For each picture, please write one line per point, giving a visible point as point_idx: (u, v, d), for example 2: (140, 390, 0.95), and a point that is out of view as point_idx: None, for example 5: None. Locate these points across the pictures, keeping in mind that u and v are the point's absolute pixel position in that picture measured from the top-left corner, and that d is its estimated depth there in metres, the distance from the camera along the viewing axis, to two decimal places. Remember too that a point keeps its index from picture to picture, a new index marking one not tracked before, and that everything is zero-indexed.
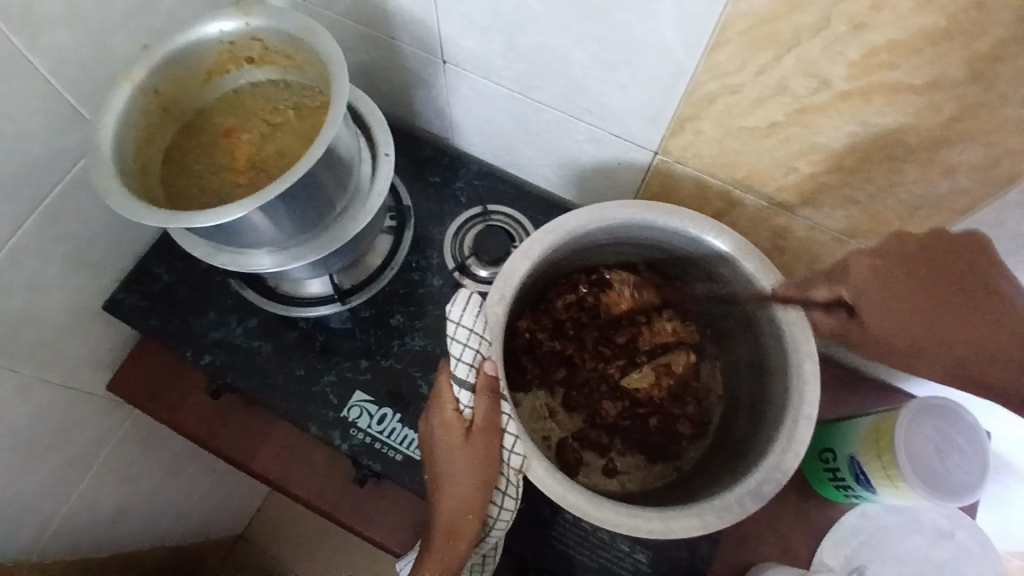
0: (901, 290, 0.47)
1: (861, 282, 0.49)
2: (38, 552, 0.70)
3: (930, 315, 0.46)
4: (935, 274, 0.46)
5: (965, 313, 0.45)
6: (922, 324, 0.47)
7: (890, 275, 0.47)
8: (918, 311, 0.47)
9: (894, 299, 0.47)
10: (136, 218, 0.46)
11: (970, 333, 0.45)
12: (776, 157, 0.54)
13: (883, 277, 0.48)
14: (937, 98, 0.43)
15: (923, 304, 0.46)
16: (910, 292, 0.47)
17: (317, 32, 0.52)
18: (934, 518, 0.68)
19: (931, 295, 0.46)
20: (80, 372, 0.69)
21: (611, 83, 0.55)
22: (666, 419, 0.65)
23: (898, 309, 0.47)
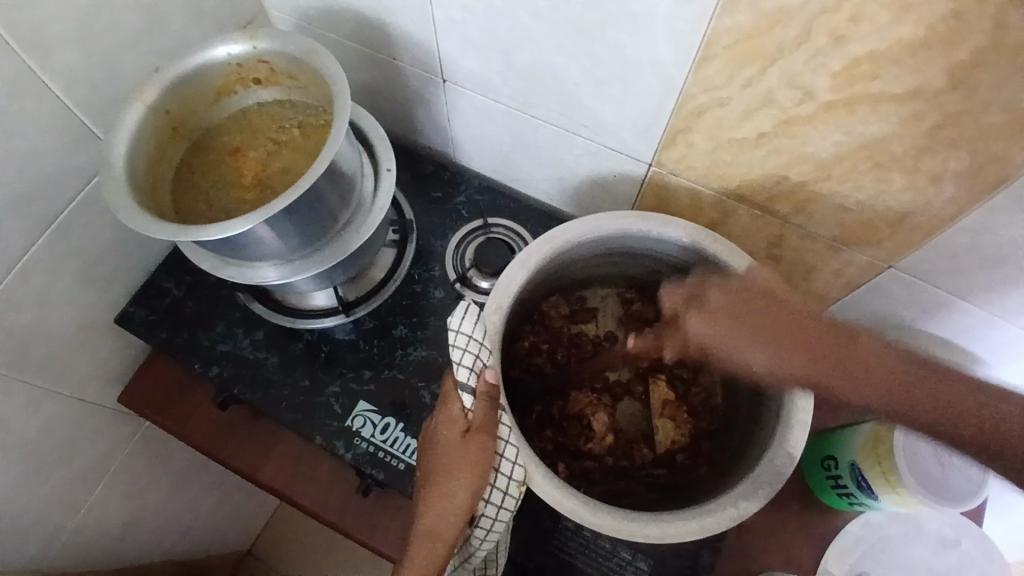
0: (737, 327, 0.54)
1: (701, 330, 0.56)
2: (46, 561, 0.71)
3: (767, 341, 0.53)
4: (753, 309, 0.54)
5: (793, 332, 0.52)
6: (766, 349, 0.53)
7: (727, 321, 0.54)
8: (756, 337, 0.53)
9: (747, 333, 0.54)
10: (145, 232, 0.48)
11: (811, 345, 0.52)
12: (768, 168, 0.55)
13: (723, 317, 0.55)
14: (919, 107, 0.44)
15: (754, 332, 0.53)
16: (748, 325, 0.54)
17: (321, 53, 0.55)
18: (939, 527, 0.67)
19: (763, 325, 0.53)
20: (90, 384, 0.70)
21: (603, 98, 0.57)
22: (664, 425, 0.66)
23: (735, 342, 0.54)
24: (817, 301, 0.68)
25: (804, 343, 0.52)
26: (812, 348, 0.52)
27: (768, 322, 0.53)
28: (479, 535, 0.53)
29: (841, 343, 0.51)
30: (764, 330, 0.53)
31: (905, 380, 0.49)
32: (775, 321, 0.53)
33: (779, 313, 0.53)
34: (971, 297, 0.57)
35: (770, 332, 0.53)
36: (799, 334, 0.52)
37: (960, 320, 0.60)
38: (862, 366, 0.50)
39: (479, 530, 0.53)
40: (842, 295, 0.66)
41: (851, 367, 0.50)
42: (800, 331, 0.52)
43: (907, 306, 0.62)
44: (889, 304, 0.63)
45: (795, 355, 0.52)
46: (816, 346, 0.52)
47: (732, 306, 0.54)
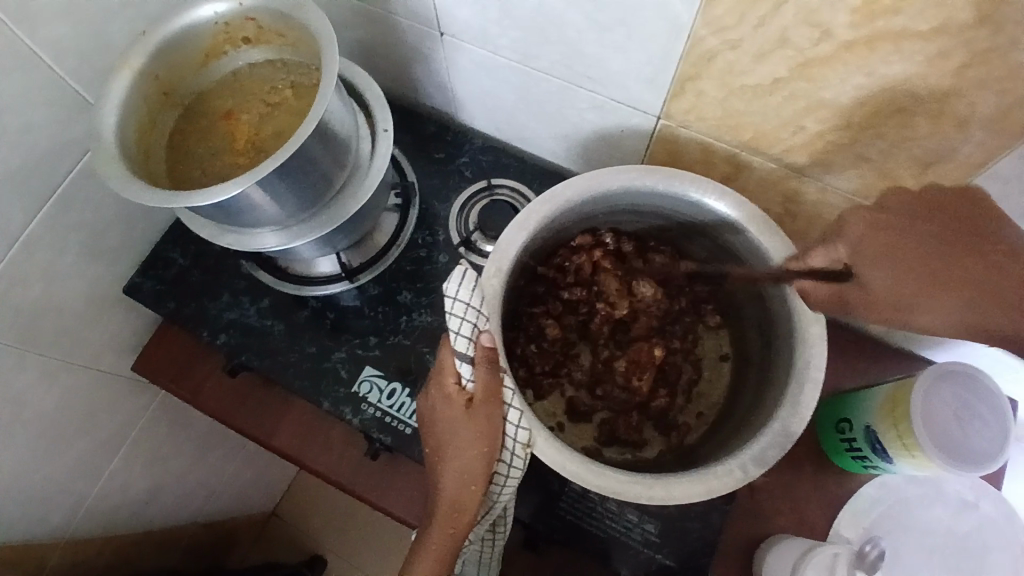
0: (898, 239, 0.48)
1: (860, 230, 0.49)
2: (70, 529, 0.73)
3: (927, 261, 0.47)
4: (950, 233, 0.47)
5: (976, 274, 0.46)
6: (916, 280, 0.48)
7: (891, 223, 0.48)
8: (916, 263, 0.48)
9: (904, 267, 0.48)
10: (138, 201, 0.47)
11: (979, 291, 0.46)
12: (782, 116, 0.52)
13: (880, 236, 0.49)
14: (945, 45, 0.41)
15: (919, 249, 0.48)
16: (903, 255, 0.48)
17: (308, 7, 0.52)
18: (958, 489, 0.67)
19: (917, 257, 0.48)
20: (104, 355, 0.71)
21: (607, 46, 0.53)
22: (639, 409, 0.64)
23: (891, 259, 0.48)
24: None
25: (970, 282, 0.46)
26: (982, 294, 0.46)
27: (945, 244, 0.47)
28: (496, 493, 0.54)
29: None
30: (909, 253, 0.48)
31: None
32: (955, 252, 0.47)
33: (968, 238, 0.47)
34: None
35: (927, 262, 0.48)
36: (962, 278, 0.47)
37: None
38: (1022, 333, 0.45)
39: (495, 488, 0.53)
40: None
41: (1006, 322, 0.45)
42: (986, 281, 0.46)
43: None
44: None
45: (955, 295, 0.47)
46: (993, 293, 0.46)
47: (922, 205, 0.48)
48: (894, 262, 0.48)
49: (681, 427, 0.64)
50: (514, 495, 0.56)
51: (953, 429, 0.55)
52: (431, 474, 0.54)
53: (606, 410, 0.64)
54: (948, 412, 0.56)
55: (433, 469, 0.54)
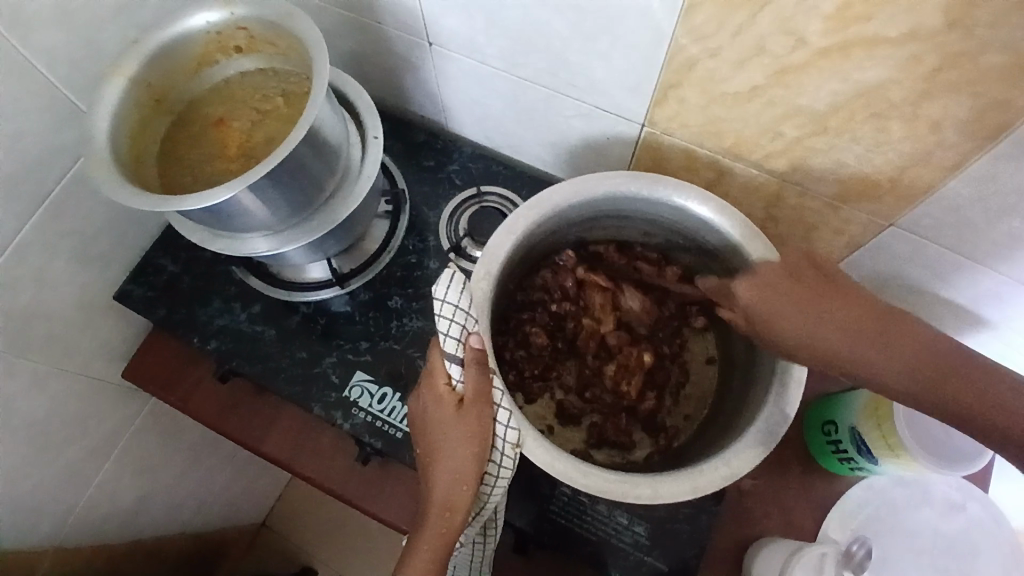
0: (777, 290, 0.52)
1: (744, 296, 0.53)
2: (59, 537, 0.73)
3: (804, 302, 0.50)
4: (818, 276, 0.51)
5: (845, 301, 0.50)
6: (806, 325, 0.50)
7: (768, 280, 0.52)
8: (798, 307, 0.50)
9: (788, 307, 0.51)
10: (130, 204, 0.48)
11: (850, 314, 0.49)
12: (762, 121, 0.53)
13: (764, 288, 0.52)
14: (917, 49, 0.42)
15: (795, 292, 0.51)
16: (785, 297, 0.51)
17: (297, 17, 0.54)
18: (945, 490, 0.68)
19: (796, 296, 0.51)
20: (95, 363, 0.71)
21: (591, 54, 0.55)
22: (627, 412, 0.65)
23: (780, 305, 0.51)
24: None
25: (843, 313, 0.49)
26: (852, 319, 0.49)
27: (812, 287, 0.51)
28: (487, 494, 0.54)
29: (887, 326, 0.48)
30: (784, 297, 0.51)
31: (934, 362, 0.45)
32: (817, 289, 0.51)
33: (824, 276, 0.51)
34: (977, 253, 0.55)
35: (807, 300, 0.50)
36: (839, 309, 0.50)
37: (965, 279, 0.58)
38: (904, 344, 0.47)
39: (485, 489, 0.54)
40: (846, 256, 0.64)
41: (882, 340, 0.47)
42: (852, 303, 0.49)
43: (913, 265, 0.60)
44: (896, 262, 0.61)
45: (840, 324, 0.49)
46: (860, 315, 0.49)
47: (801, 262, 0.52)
48: (776, 308, 0.51)
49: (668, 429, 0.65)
50: (505, 496, 0.56)
51: (943, 432, 0.57)
52: (421, 476, 0.54)
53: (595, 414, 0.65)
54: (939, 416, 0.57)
55: (424, 470, 0.54)
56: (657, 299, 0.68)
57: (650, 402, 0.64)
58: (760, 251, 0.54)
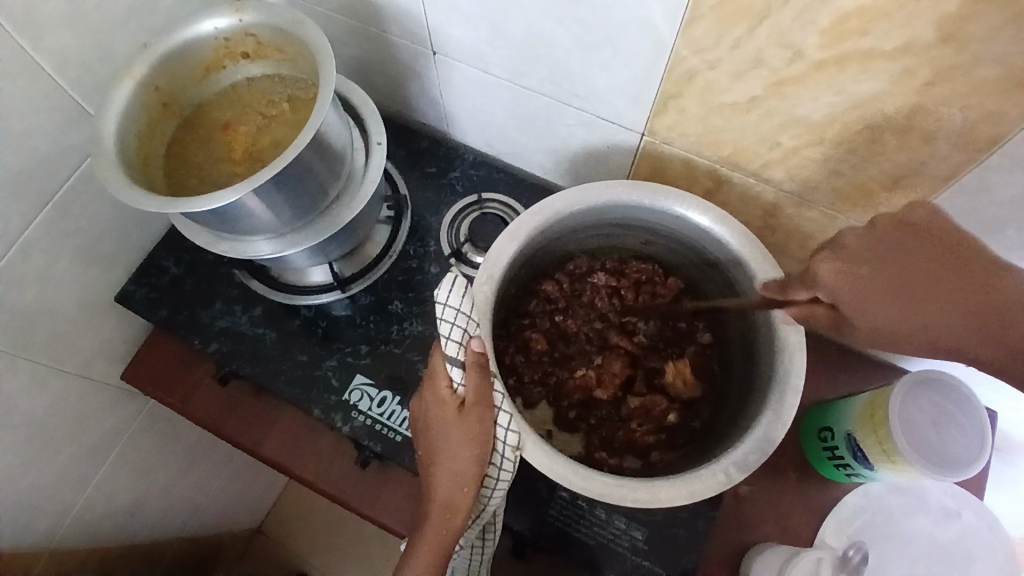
0: (876, 270, 0.45)
1: (832, 280, 0.46)
2: (54, 539, 0.73)
3: (905, 283, 0.44)
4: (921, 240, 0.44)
5: (942, 279, 0.44)
6: (904, 303, 0.44)
7: (858, 261, 0.45)
8: (900, 293, 0.44)
9: (878, 285, 0.45)
10: (136, 206, 0.48)
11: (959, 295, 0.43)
12: (760, 132, 0.55)
13: (850, 264, 0.45)
14: (911, 63, 0.43)
15: (890, 270, 0.45)
16: (875, 277, 0.45)
17: (306, 24, 0.55)
18: (939, 498, 0.69)
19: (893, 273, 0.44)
20: (95, 364, 0.72)
21: (593, 64, 0.56)
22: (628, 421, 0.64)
23: (882, 297, 0.44)
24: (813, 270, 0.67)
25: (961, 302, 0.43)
26: (968, 299, 0.43)
27: (915, 264, 0.44)
28: (487, 496, 0.55)
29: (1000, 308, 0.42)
30: (877, 274, 0.45)
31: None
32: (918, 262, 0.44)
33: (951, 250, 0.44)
34: None
35: (907, 276, 0.44)
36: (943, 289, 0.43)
37: None
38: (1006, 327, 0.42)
39: (486, 491, 0.54)
40: None
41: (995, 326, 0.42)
42: (953, 282, 0.43)
43: None
44: None
45: (937, 305, 0.44)
46: (981, 307, 0.43)
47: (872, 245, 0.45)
48: (865, 291, 0.45)
49: (670, 442, 0.64)
50: (505, 498, 0.57)
51: (932, 434, 0.57)
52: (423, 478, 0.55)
53: (595, 421, 0.65)
54: (930, 417, 0.58)
55: (425, 472, 0.55)
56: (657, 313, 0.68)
57: (650, 411, 0.64)
58: (760, 262, 0.55)
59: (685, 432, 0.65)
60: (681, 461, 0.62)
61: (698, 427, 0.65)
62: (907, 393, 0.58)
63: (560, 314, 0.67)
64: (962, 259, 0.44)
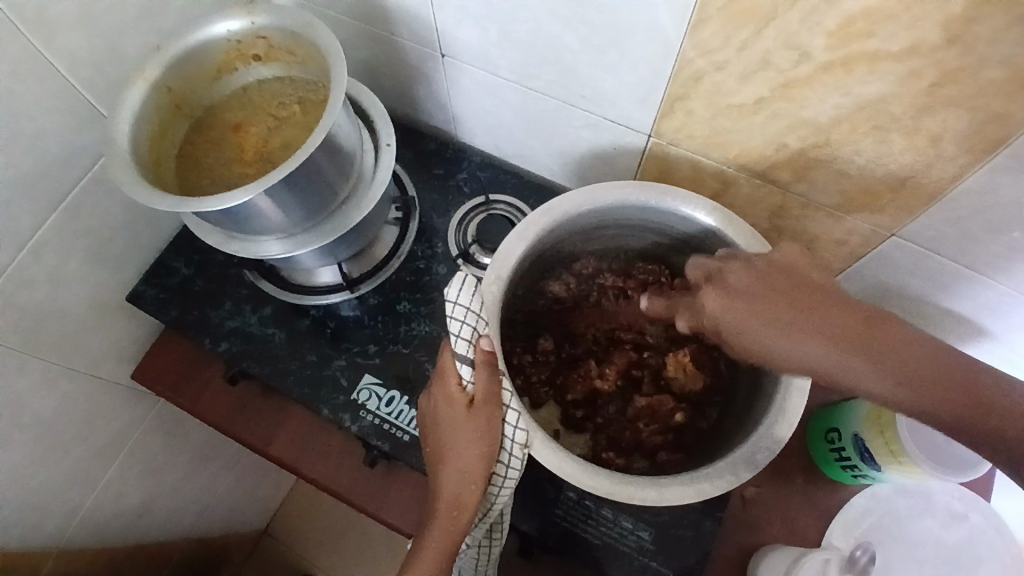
0: (754, 305, 0.49)
1: (716, 313, 0.51)
2: (63, 537, 0.73)
3: (791, 312, 0.47)
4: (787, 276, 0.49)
5: (796, 305, 0.47)
6: (767, 326, 0.48)
7: (741, 295, 0.50)
8: (775, 320, 0.48)
9: (749, 308, 0.49)
10: (150, 205, 0.49)
11: (821, 318, 0.46)
12: (767, 133, 0.55)
13: (739, 296, 0.50)
14: (918, 64, 0.43)
15: (771, 302, 0.48)
16: (762, 304, 0.48)
17: (318, 27, 0.55)
18: (947, 501, 0.69)
19: (772, 300, 0.48)
20: (105, 363, 0.72)
21: (601, 67, 0.57)
22: (637, 421, 0.64)
23: (757, 326, 0.48)
24: None
25: (831, 322, 0.46)
26: (831, 326, 0.45)
27: (805, 294, 0.48)
28: (495, 495, 0.55)
29: (869, 329, 0.44)
30: (761, 301, 0.49)
31: (933, 367, 0.42)
32: (798, 291, 0.48)
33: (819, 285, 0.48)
34: (978, 265, 0.56)
35: (768, 303, 0.48)
36: (806, 317, 0.47)
37: (966, 290, 0.60)
38: (882, 340, 0.44)
39: (493, 490, 0.55)
40: (847, 265, 0.65)
41: (870, 348, 0.44)
42: (809, 307, 0.47)
43: (913, 276, 0.62)
44: (895, 274, 0.63)
45: (807, 331, 0.46)
46: (853, 328, 0.45)
47: (756, 276, 0.50)
48: (745, 312, 0.49)
49: (679, 442, 0.64)
50: (512, 497, 0.57)
51: (944, 445, 0.58)
52: (431, 475, 0.55)
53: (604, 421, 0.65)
54: (942, 429, 0.58)
55: (432, 470, 0.55)
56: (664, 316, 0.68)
57: (660, 412, 0.65)
58: None
59: (693, 433, 0.64)
60: (688, 463, 0.61)
61: (707, 428, 0.65)
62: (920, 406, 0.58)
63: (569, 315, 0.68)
64: (818, 290, 0.48)
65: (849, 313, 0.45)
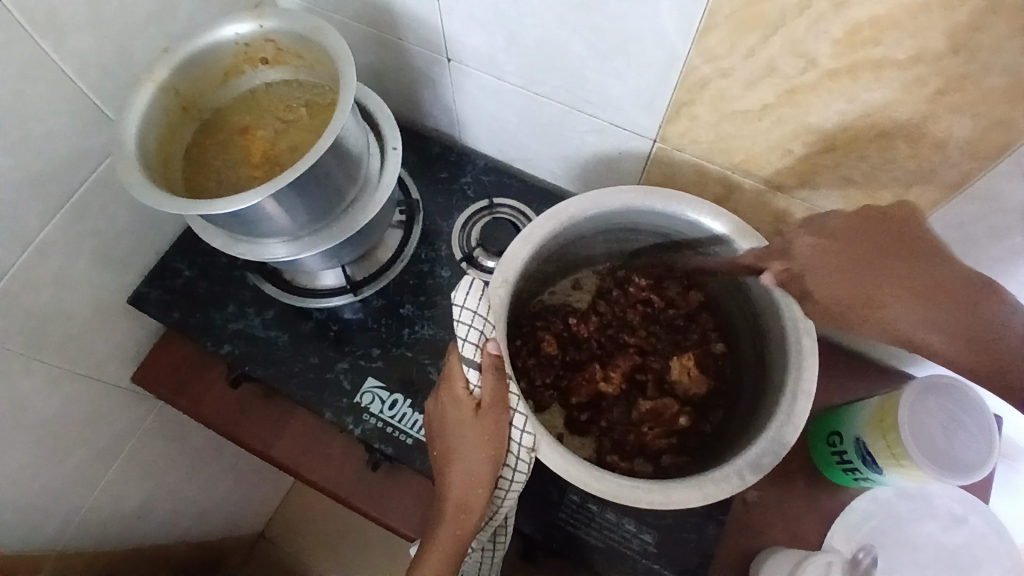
0: (843, 256, 0.50)
1: (805, 255, 0.52)
2: (62, 541, 0.73)
3: (888, 268, 0.49)
4: (902, 232, 0.49)
5: (898, 263, 0.49)
6: (856, 281, 0.50)
7: (838, 241, 0.51)
8: (864, 275, 0.50)
9: (839, 260, 0.51)
10: (158, 207, 0.49)
11: (915, 281, 0.48)
12: (771, 139, 0.55)
13: (831, 243, 0.51)
14: (922, 72, 0.44)
15: (871, 258, 0.50)
16: (852, 256, 0.50)
17: (327, 30, 0.55)
18: (947, 504, 0.69)
19: (870, 254, 0.50)
20: (107, 366, 0.72)
21: (608, 73, 0.57)
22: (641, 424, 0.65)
23: (842, 279, 0.50)
24: None
25: (922, 286, 0.48)
26: (923, 286, 0.48)
27: (910, 252, 0.49)
28: (501, 499, 0.55)
29: (955, 300, 0.47)
30: (852, 256, 0.50)
31: (1004, 350, 0.45)
32: (900, 251, 0.49)
33: (927, 245, 0.48)
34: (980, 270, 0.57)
35: (865, 258, 0.50)
36: (900, 276, 0.49)
37: None
38: (969, 313, 0.47)
39: (499, 494, 0.55)
40: None
41: (949, 316, 0.47)
42: (911, 268, 0.48)
43: None
44: None
45: (895, 292, 0.49)
46: (941, 298, 0.47)
47: (855, 227, 0.50)
48: (834, 262, 0.51)
49: (682, 445, 0.65)
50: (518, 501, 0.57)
51: (941, 440, 0.57)
52: (437, 479, 0.55)
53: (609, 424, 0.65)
54: (941, 424, 0.58)
55: (439, 474, 0.55)
56: (668, 323, 0.69)
57: (664, 415, 0.65)
58: None
59: (696, 436, 0.65)
60: (692, 466, 0.62)
61: (710, 431, 0.65)
62: (918, 395, 0.58)
63: (574, 317, 0.68)
64: (926, 251, 0.48)
65: (943, 277, 0.48)
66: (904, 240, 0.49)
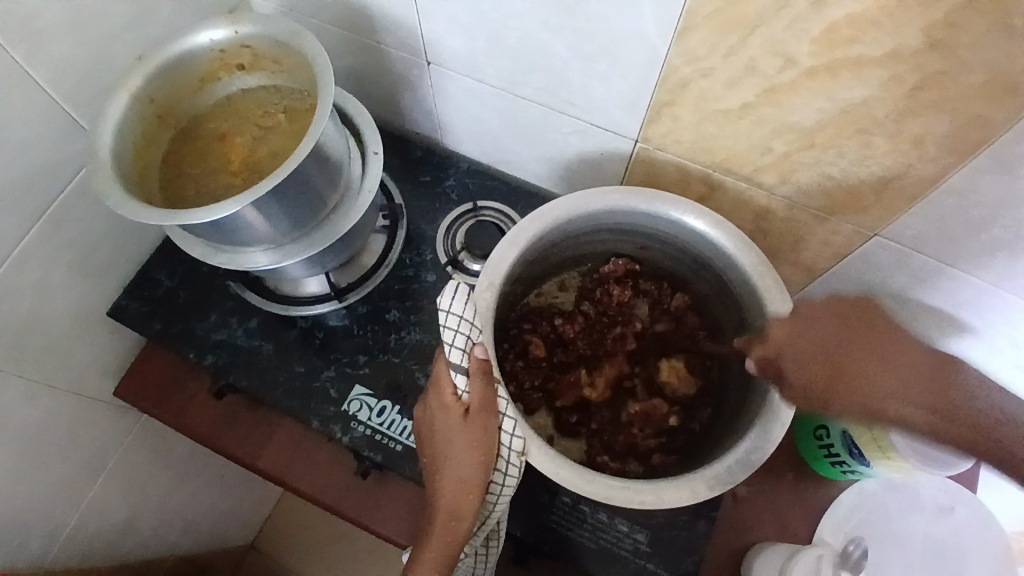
0: (816, 339, 0.54)
1: (780, 339, 0.55)
2: (46, 558, 0.71)
3: (855, 353, 0.53)
4: (862, 323, 0.54)
5: (864, 347, 0.53)
6: (830, 365, 0.53)
7: (807, 327, 0.54)
8: (835, 358, 0.53)
9: (812, 345, 0.54)
10: (136, 218, 0.48)
11: (881, 362, 0.52)
12: (752, 138, 0.56)
13: (801, 329, 0.54)
14: (900, 69, 0.45)
15: (839, 342, 0.53)
16: (823, 340, 0.54)
17: (305, 36, 0.55)
18: (933, 494, 0.70)
19: (837, 338, 0.54)
20: (87, 379, 0.70)
21: (589, 74, 0.57)
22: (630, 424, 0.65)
23: (817, 361, 0.53)
24: (805, 273, 0.69)
25: (890, 366, 0.52)
26: (891, 368, 0.52)
27: (872, 339, 0.53)
28: (492, 503, 0.55)
29: (923, 373, 0.51)
30: (825, 342, 0.54)
31: (980, 419, 0.48)
32: (863, 338, 0.53)
33: (886, 332, 0.53)
34: (959, 263, 0.58)
35: (833, 341, 0.54)
36: (866, 358, 0.52)
37: (948, 288, 0.60)
38: (940, 384, 0.50)
39: (491, 499, 0.55)
40: (830, 266, 0.66)
41: (923, 387, 0.50)
42: (877, 350, 0.53)
43: (895, 275, 0.63)
44: (878, 274, 0.64)
45: (868, 372, 0.52)
46: (911, 372, 0.51)
47: (822, 312, 0.55)
48: (808, 347, 0.54)
49: (670, 443, 0.65)
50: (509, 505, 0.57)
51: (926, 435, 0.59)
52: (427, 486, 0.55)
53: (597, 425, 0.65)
54: None
55: (429, 481, 0.55)
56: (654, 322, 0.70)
57: (652, 415, 0.65)
58: (754, 262, 0.56)
59: (685, 435, 0.65)
60: (681, 465, 0.62)
61: (698, 429, 0.65)
62: None
63: (560, 319, 0.68)
64: (886, 336, 0.53)
65: (906, 355, 0.52)
66: (862, 329, 0.54)
